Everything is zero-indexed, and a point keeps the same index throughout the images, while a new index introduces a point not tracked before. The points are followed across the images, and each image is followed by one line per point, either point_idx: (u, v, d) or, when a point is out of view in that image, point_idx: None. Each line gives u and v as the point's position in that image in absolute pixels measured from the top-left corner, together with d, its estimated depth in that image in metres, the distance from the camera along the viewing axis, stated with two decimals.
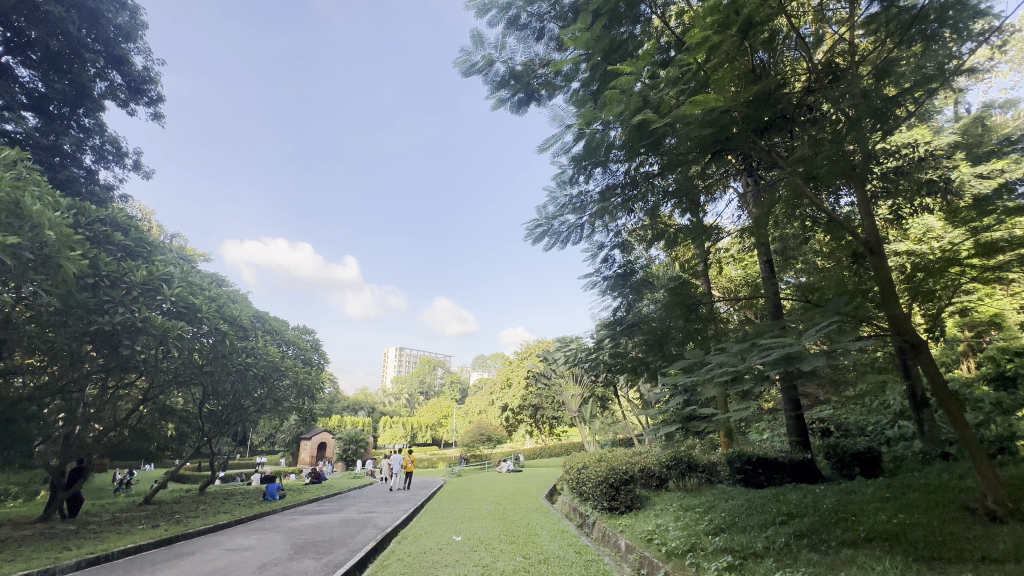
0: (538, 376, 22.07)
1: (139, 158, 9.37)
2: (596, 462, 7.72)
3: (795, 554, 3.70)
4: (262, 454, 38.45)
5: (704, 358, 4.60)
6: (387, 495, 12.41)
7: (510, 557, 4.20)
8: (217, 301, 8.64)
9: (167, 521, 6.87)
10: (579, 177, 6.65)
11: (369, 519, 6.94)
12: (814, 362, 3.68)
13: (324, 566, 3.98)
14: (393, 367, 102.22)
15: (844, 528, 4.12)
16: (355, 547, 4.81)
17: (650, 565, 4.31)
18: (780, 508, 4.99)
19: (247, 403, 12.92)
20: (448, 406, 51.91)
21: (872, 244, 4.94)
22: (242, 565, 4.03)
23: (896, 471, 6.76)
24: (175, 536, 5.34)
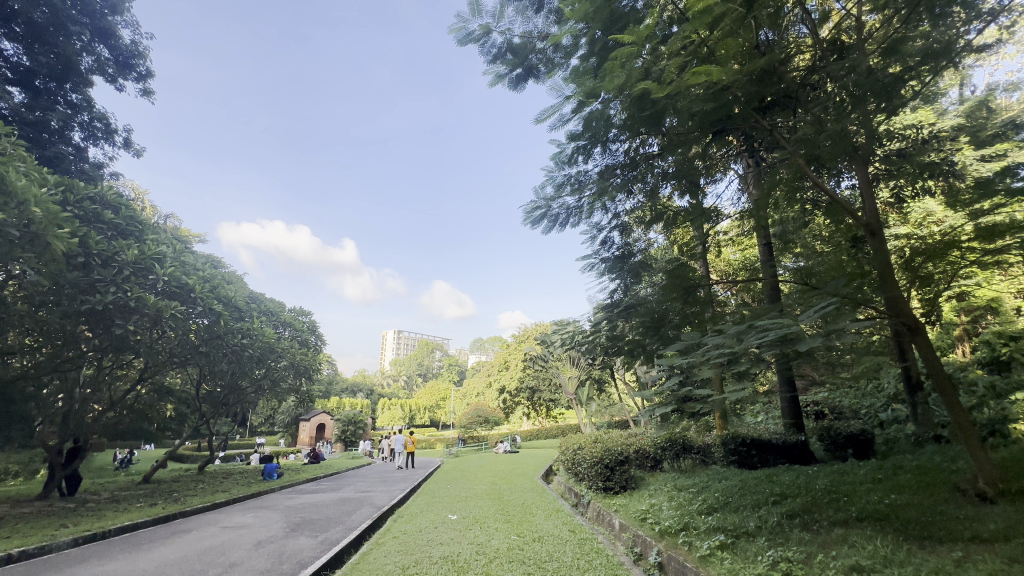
0: (536, 359, 22.17)
1: (130, 135, 9.16)
2: (591, 443, 7.77)
3: (788, 533, 3.72)
4: (262, 435, 38.83)
5: (701, 340, 4.59)
6: (386, 475, 12.54)
7: (505, 536, 4.23)
8: (211, 281, 8.55)
9: (165, 500, 6.91)
10: (579, 157, 6.54)
11: (366, 498, 7.00)
12: (812, 343, 3.65)
13: (319, 545, 4.00)
14: (392, 350, 102.75)
15: (837, 508, 4.15)
16: (351, 525, 4.84)
17: (643, 544, 4.37)
18: (772, 489, 5.04)
19: (245, 385, 12.94)
20: (446, 388, 52.30)
21: (873, 226, 4.89)
22: (238, 542, 4.05)
23: (888, 453, 6.83)
24: (172, 514, 5.36)
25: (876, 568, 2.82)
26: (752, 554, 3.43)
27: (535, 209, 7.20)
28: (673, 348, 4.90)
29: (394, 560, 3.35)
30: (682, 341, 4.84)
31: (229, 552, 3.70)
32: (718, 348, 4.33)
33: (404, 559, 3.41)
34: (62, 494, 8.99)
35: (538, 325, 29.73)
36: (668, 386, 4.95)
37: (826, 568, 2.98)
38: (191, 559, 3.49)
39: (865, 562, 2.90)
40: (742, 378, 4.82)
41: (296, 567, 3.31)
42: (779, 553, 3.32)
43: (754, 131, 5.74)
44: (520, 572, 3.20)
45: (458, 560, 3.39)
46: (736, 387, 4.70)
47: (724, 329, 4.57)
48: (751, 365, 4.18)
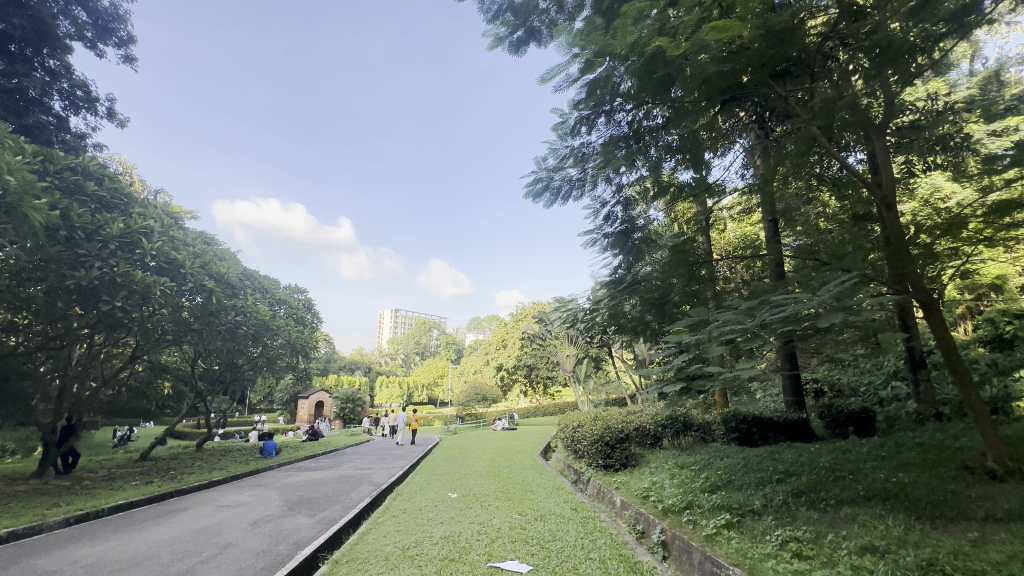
0: (533, 337, 22.18)
1: (113, 105, 8.76)
2: (591, 421, 7.73)
3: (795, 512, 3.66)
4: (261, 413, 39.08)
5: (711, 316, 4.44)
6: (384, 452, 12.57)
7: (506, 514, 4.15)
8: (202, 256, 8.33)
9: (161, 478, 6.83)
10: (582, 127, 6.30)
11: (365, 476, 6.95)
12: (832, 316, 3.50)
13: (317, 524, 3.91)
14: (389, 328, 103.06)
15: (844, 487, 4.08)
16: (349, 504, 4.77)
17: (646, 521, 4.32)
18: (776, 467, 4.98)
19: (241, 363, 12.84)
20: (444, 366, 52.55)
21: (888, 198, 4.69)
22: (233, 522, 3.96)
23: (890, 430, 6.79)
24: (167, 493, 5.27)
25: (891, 549, 2.72)
26: (759, 533, 3.36)
27: (536, 181, 6.96)
28: (680, 325, 4.77)
29: (393, 541, 3.26)
30: (689, 318, 4.71)
31: (225, 532, 3.60)
32: (730, 323, 4.19)
33: (404, 539, 3.32)
34: (57, 471, 8.93)
35: (536, 304, 29.69)
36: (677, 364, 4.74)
37: (839, 549, 2.89)
38: (186, 539, 3.39)
39: (879, 542, 2.81)
40: (751, 355, 4.72)
41: (294, 548, 3.22)
42: (788, 533, 3.24)
43: (766, 101, 5.51)
44: (523, 553, 3.11)
45: (459, 540, 3.30)
46: (745, 362, 4.54)
47: (734, 305, 4.43)
48: (767, 340, 4.06)
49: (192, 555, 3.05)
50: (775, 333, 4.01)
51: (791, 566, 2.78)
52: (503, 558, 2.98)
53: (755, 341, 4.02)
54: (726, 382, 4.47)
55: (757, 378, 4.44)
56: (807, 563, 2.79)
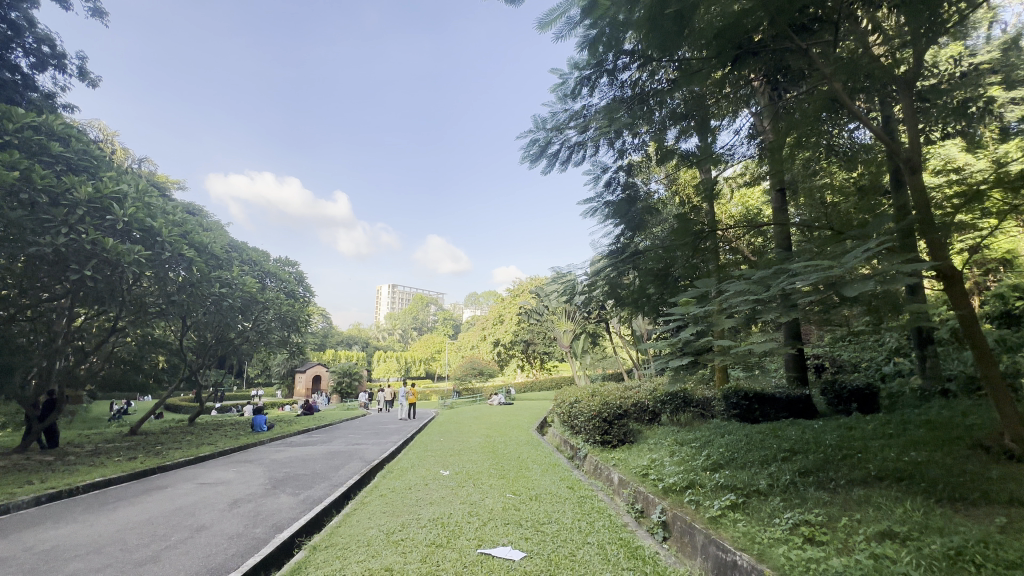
0: (530, 312, 21.98)
1: (84, 64, 8.22)
2: (588, 397, 7.55)
3: (802, 492, 3.48)
4: (259, 386, 39.14)
5: (721, 287, 4.16)
6: (378, 427, 12.47)
7: (499, 494, 3.95)
8: (182, 226, 7.97)
9: (146, 453, 6.65)
10: (584, 88, 5.83)
11: (356, 451, 6.78)
12: (859, 286, 3.19)
13: (300, 504, 3.72)
14: (386, 304, 103.00)
15: (853, 466, 3.90)
16: (337, 482, 4.58)
17: (646, 501, 4.14)
18: (781, 445, 4.80)
19: (233, 338, 12.61)
20: (441, 341, 52.58)
21: (913, 162, 4.27)
22: (211, 502, 3.75)
23: (894, 407, 6.66)
24: (148, 470, 5.08)
25: (913, 535, 2.52)
26: (766, 515, 3.17)
27: (534, 146, 6.48)
28: (687, 296, 4.48)
29: (378, 524, 3.04)
30: (698, 288, 4.42)
31: (199, 513, 3.38)
32: (743, 293, 3.90)
33: (390, 521, 3.11)
34: (44, 446, 8.71)
35: (533, 279, 29.41)
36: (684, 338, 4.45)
37: (855, 534, 2.69)
38: (155, 522, 3.17)
39: (899, 528, 2.61)
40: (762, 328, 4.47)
41: (270, 531, 3.00)
42: (799, 516, 3.04)
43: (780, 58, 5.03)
44: (516, 537, 2.90)
45: (448, 522, 3.10)
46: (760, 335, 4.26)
47: (745, 275, 4.13)
48: (783, 311, 3.79)
49: (158, 540, 2.83)
50: (791, 304, 3.74)
51: (804, 553, 2.57)
52: (494, 543, 2.77)
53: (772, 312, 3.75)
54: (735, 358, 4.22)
55: (772, 351, 4.17)
56: (821, 550, 2.59)
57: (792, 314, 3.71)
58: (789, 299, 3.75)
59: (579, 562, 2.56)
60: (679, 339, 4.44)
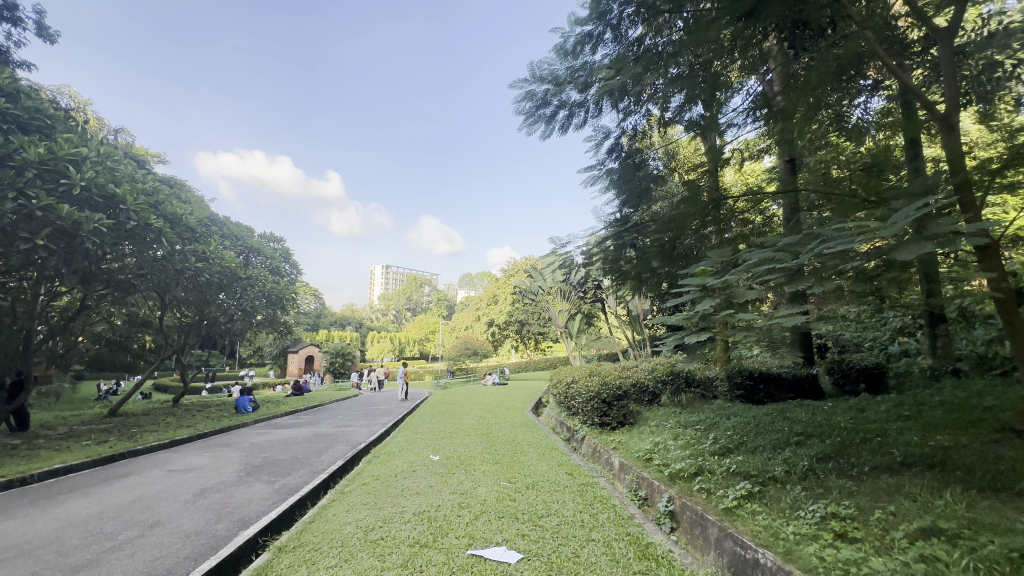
0: (525, 292, 21.59)
1: (41, 18, 7.57)
2: (586, 377, 7.23)
3: (824, 481, 3.19)
4: (251, 367, 38.67)
5: (741, 256, 3.79)
6: (369, 407, 12.16)
7: (493, 482, 3.63)
8: (152, 195, 7.50)
9: (119, 436, 6.29)
10: (586, 47, 5.27)
11: (343, 434, 6.47)
12: (908, 251, 2.79)
13: (274, 495, 3.37)
14: (379, 285, 102.29)
15: (875, 451, 3.61)
16: (318, 468, 4.25)
17: (651, 489, 3.83)
18: (794, 428, 4.51)
19: (217, 317, 12.17)
20: (435, 321, 52.17)
21: (950, 121, 3.85)
22: (175, 492, 3.39)
23: (902, 387, 6.43)
24: (115, 456, 4.72)
25: (963, 533, 2.21)
26: (787, 506, 2.88)
27: (529, 103, 5.96)
28: (703, 266, 4.08)
29: (355, 519, 2.71)
30: (713, 259, 4.04)
31: (158, 505, 3.04)
32: (766, 265, 3.53)
33: (370, 515, 2.78)
34: (13, 428, 8.41)
35: (527, 259, 28.93)
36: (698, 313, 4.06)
37: (893, 530, 2.39)
38: (107, 516, 2.83)
39: (946, 524, 2.30)
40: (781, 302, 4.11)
41: (234, 528, 2.66)
42: (825, 508, 2.74)
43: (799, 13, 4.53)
44: (512, 534, 2.57)
45: (435, 516, 2.78)
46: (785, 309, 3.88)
47: (770, 244, 3.78)
48: (808, 284, 3.43)
49: (104, 539, 2.48)
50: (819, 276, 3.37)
51: (839, 553, 2.25)
52: (486, 542, 2.44)
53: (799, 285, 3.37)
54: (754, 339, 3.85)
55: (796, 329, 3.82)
56: (858, 550, 2.27)
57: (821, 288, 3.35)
58: (814, 271, 3.40)
59: (584, 565, 2.24)
60: (693, 314, 4.06)
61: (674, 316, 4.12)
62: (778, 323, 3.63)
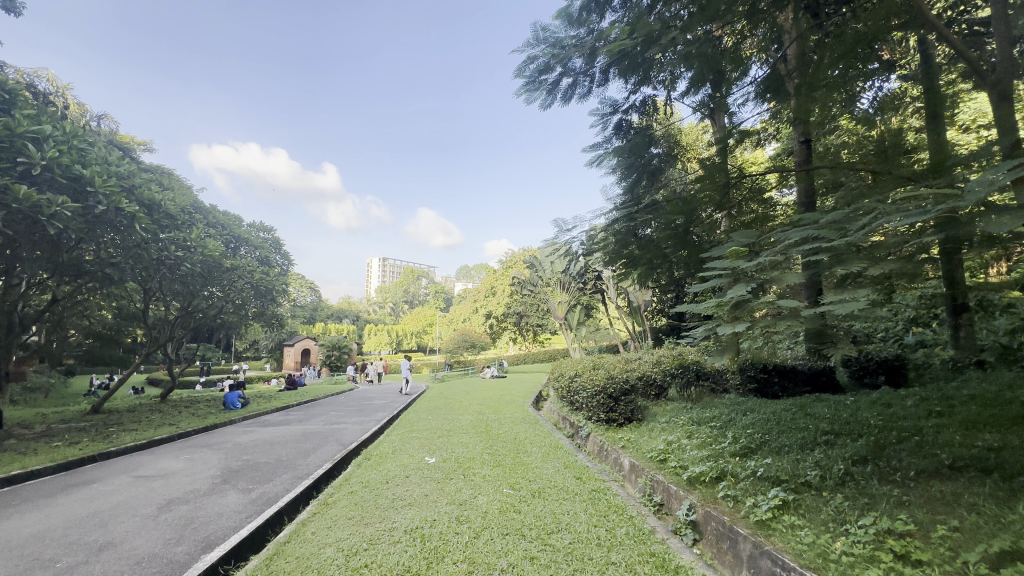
0: (523, 284, 21.22)
1: None
2: (590, 370, 6.87)
3: (865, 488, 2.84)
4: (246, 361, 38.18)
5: (778, 237, 3.44)
6: (363, 402, 11.79)
7: (495, 490, 3.27)
8: (126, 178, 7.11)
9: (93, 436, 5.90)
10: (592, 14, 4.79)
11: (333, 432, 6.10)
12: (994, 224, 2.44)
13: (249, 507, 2.99)
14: (376, 278, 101.71)
15: (916, 453, 3.28)
16: (302, 473, 3.88)
17: (667, 495, 3.48)
18: (819, 426, 4.16)
19: (206, 310, 11.79)
20: (432, 313, 51.74)
21: (1002, 87, 3.50)
22: (138, 504, 3.02)
23: (923, 381, 6.08)
24: (83, 459, 4.35)
25: None
26: (828, 519, 2.53)
27: (529, 68, 5.44)
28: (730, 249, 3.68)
29: (337, 539, 2.36)
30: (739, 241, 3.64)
31: (114, 522, 2.68)
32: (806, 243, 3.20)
33: (353, 535, 2.43)
34: None
35: (526, 250, 28.49)
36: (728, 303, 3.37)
37: (962, 551, 2.05)
38: (51, 537, 2.47)
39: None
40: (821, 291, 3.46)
41: (195, 550, 2.29)
42: (876, 523, 2.38)
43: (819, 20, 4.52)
44: (519, 556, 2.22)
45: (428, 536, 2.43)
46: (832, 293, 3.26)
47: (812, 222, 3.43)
48: (861, 264, 2.98)
49: (38, 569, 2.12)
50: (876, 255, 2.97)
51: None
52: (489, 569, 2.08)
53: (851, 266, 2.97)
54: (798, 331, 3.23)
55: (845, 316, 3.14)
56: None
57: (880, 267, 2.95)
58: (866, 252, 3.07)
59: None
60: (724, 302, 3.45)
61: (701, 305, 3.55)
62: (825, 309, 2.94)
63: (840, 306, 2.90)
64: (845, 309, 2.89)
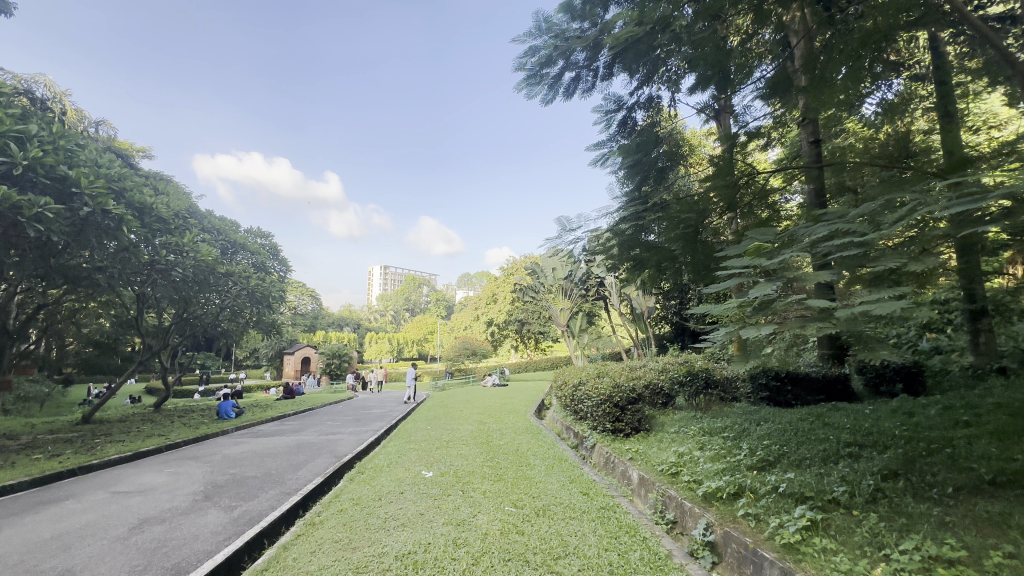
0: (525, 290, 20.96)
1: None
2: (595, 378, 6.63)
3: (900, 506, 2.60)
4: (246, 369, 37.90)
5: (801, 233, 3.26)
6: (361, 411, 11.53)
7: (495, 507, 3.03)
8: (115, 181, 6.94)
9: (78, 447, 5.69)
10: (597, 7, 4.62)
11: (328, 444, 5.87)
12: None
13: (229, 527, 2.76)
14: (377, 286, 101.72)
15: (950, 467, 3.03)
16: (290, 488, 3.64)
17: (681, 512, 3.24)
18: (841, 437, 3.92)
19: (202, 317, 11.58)
20: (433, 322, 51.43)
21: None
22: (110, 524, 2.80)
23: (944, 389, 5.80)
24: (62, 472, 4.14)
25: None
26: (865, 542, 2.29)
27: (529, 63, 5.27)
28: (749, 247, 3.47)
29: (319, 567, 2.13)
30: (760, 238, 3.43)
31: (78, 546, 2.46)
32: (835, 239, 3.01)
33: (339, 561, 2.19)
34: None
35: (527, 257, 28.29)
36: (753, 296, 3.02)
37: None
38: (7, 564, 2.25)
39: None
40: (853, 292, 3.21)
41: None
42: (919, 548, 2.14)
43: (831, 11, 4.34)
44: None
45: (421, 562, 2.19)
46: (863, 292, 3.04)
47: (840, 216, 3.25)
48: (900, 261, 2.78)
49: None
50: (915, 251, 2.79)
51: None
52: None
53: (890, 261, 2.78)
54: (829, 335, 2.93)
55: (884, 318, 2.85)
56: None
57: (920, 264, 2.73)
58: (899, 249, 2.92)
59: None
60: (747, 301, 3.20)
61: (719, 305, 3.30)
62: (862, 308, 2.66)
63: (880, 304, 2.62)
64: (884, 308, 2.61)
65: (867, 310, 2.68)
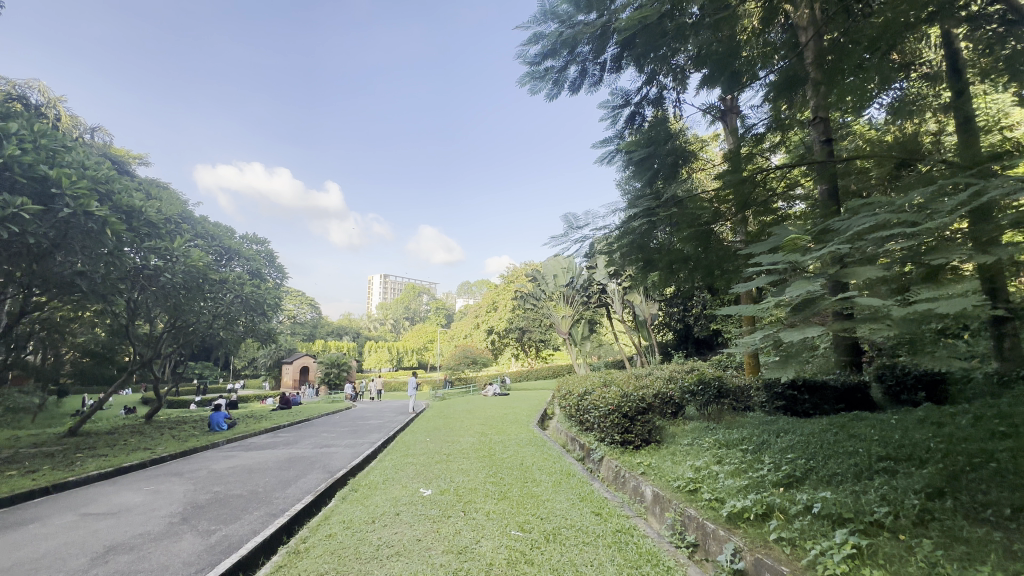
0: (526, 296, 20.68)
1: None
2: (601, 387, 6.35)
3: (954, 530, 2.32)
4: (244, 379, 37.52)
5: (838, 226, 2.97)
6: (359, 422, 11.19)
7: (500, 531, 2.75)
8: (103, 183, 6.74)
9: (58, 462, 5.41)
10: None
11: (322, 457, 5.57)
12: None
13: (202, 556, 2.48)
14: (377, 295, 101.35)
15: (1000, 484, 2.75)
16: (277, 509, 3.35)
17: (704, 535, 2.95)
18: (872, 449, 3.63)
19: (196, 325, 11.31)
20: (433, 330, 51.07)
21: None
22: (70, 553, 2.52)
23: (970, 397, 5.50)
24: (34, 491, 3.86)
25: None
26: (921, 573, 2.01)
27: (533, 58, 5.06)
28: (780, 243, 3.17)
29: None
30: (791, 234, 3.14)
31: None
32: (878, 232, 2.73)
33: None
34: None
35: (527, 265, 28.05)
36: (791, 294, 2.71)
37: None
38: None
39: None
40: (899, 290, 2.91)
41: None
42: None
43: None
44: None
45: None
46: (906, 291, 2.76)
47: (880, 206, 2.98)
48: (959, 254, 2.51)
49: None
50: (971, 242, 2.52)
51: None
52: None
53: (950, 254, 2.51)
54: (882, 337, 2.62)
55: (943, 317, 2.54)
56: None
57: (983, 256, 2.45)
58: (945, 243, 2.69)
59: None
60: (780, 301, 2.90)
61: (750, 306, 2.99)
62: (922, 307, 2.36)
63: (945, 301, 2.32)
64: (950, 306, 2.31)
65: (930, 308, 2.37)
